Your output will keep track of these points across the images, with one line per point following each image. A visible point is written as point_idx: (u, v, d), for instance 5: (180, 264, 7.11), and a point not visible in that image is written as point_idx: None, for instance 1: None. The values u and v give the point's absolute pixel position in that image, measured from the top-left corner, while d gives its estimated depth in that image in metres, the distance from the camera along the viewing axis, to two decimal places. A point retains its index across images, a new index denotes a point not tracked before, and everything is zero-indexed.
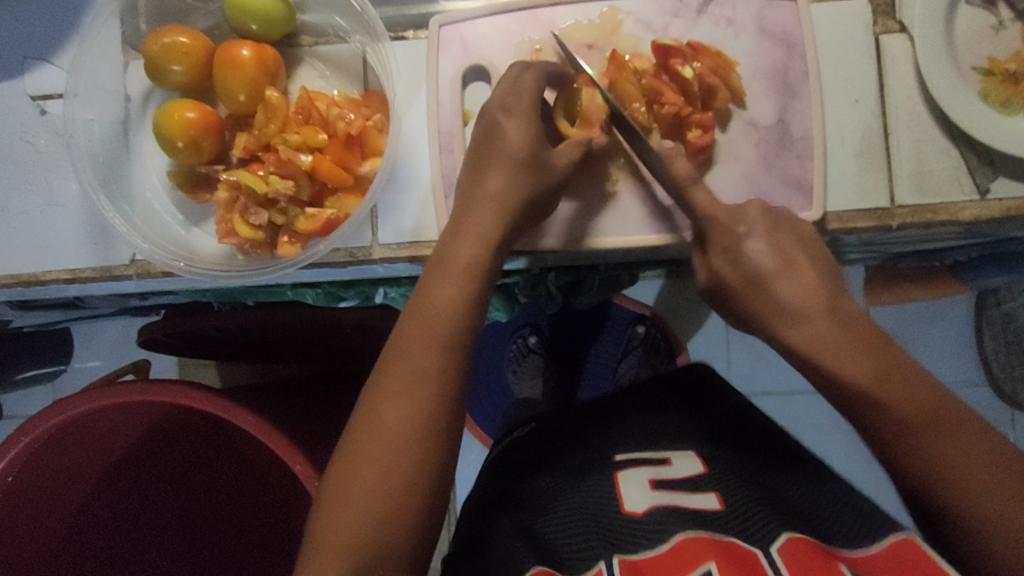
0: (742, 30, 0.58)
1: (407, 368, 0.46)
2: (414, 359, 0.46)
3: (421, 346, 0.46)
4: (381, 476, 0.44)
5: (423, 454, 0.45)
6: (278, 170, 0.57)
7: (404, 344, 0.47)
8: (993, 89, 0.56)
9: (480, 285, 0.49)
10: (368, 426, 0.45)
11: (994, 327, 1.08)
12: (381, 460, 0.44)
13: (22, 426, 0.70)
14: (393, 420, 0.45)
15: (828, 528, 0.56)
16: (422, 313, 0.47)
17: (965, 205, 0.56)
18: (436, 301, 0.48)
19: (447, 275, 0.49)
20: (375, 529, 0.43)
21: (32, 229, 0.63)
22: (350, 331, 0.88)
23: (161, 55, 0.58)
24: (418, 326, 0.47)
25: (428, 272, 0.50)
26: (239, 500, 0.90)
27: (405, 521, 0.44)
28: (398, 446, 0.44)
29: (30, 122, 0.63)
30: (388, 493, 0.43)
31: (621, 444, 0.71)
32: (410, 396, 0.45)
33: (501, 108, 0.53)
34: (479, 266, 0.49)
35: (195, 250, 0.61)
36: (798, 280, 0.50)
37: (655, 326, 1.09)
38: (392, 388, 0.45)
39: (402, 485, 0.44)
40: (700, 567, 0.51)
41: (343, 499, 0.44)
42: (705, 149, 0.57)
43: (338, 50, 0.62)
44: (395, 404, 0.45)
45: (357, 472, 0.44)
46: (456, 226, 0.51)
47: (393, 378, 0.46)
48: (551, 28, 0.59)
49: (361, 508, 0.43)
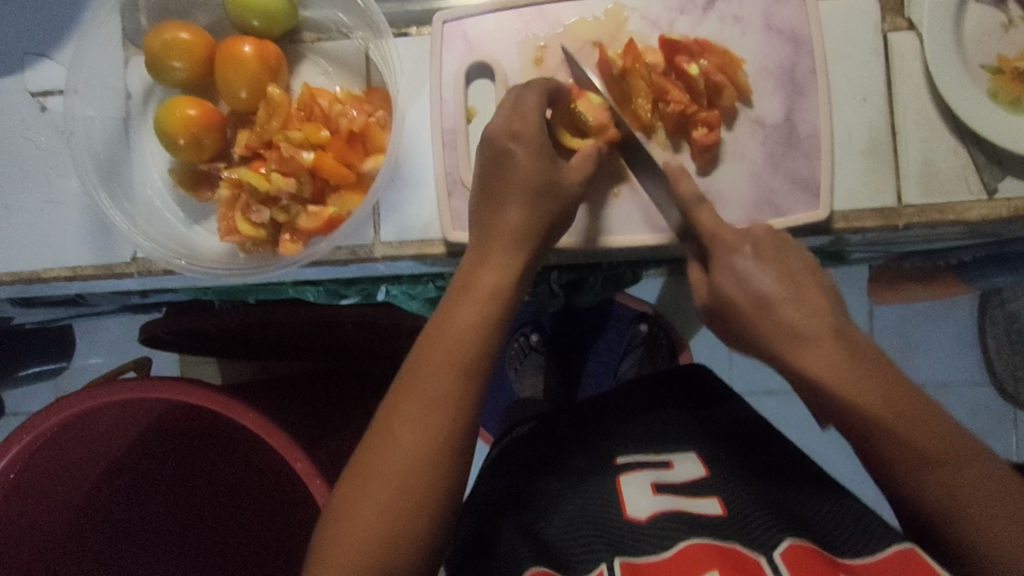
0: (749, 27, 0.58)
1: (426, 393, 0.45)
2: (431, 385, 0.45)
3: (442, 373, 0.45)
4: (395, 501, 0.43)
5: (436, 479, 0.44)
6: (280, 167, 0.56)
7: (424, 369, 0.45)
8: (1002, 87, 0.55)
9: (504, 314, 0.47)
10: (382, 452, 0.44)
11: (997, 326, 1.07)
12: (394, 485, 0.43)
13: (23, 424, 0.70)
14: (408, 445, 0.44)
15: (836, 538, 0.55)
16: (444, 337, 0.46)
17: (972, 205, 0.56)
18: (458, 326, 0.46)
19: (470, 300, 0.47)
20: (385, 553, 0.42)
21: (32, 225, 0.63)
22: (351, 327, 0.86)
23: (162, 51, 0.57)
24: (438, 351, 0.46)
25: (451, 296, 0.48)
26: (237, 501, 0.90)
27: (415, 545, 0.43)
28: (413, 472, 0.44)
29: (30, 118, 0.63)
30: (399, 518, 0.43)
31: (625, 446, 0.70)
32: (426, 422, 0.44)
33: (511, 135, 0.50)
34: (503, 297, 0.47)
35: (197, 248, 0.61)
36: (806, 302, 0.47)
37: (656, 325, 1.08)
38: (411, 413, 0.44)
39: (414, 510, 0.43)
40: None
41: (354, 521, 0.43)
42: (711, 148, 0.56)
43: (340, 46, 0.61)
44: (411, 430, 0.44)
45: (370, 496, 0.43)
46: (482, 252, 0.49)
47: (410, 403, 0.45)
48: (555, 26, 0.59)
49: (372, 530, 0.43)
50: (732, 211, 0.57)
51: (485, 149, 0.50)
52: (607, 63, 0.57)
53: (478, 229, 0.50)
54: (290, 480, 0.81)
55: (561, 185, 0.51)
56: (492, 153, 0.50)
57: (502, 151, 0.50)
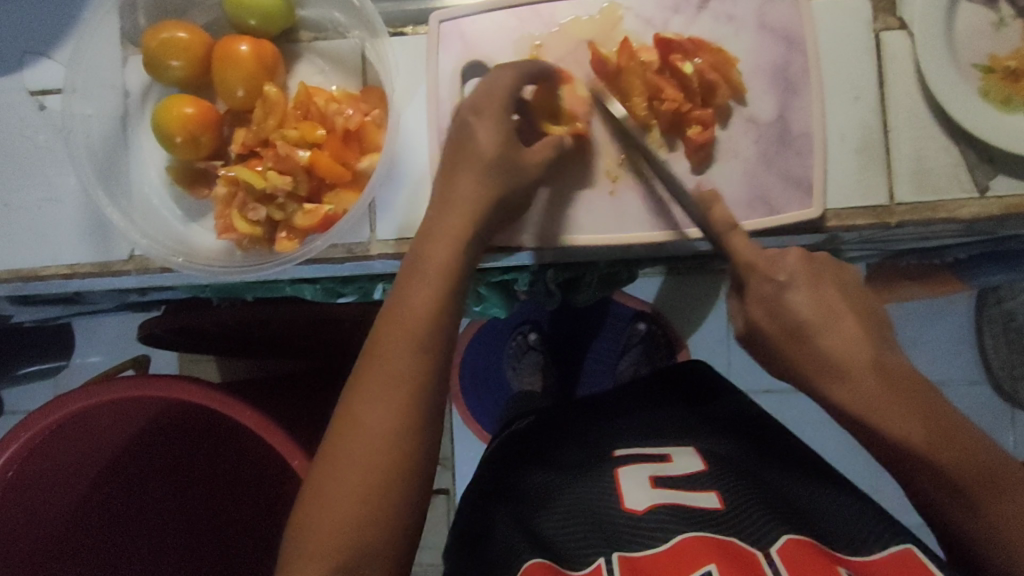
0: (742, 26, 0.58)
1: (386, 370, 0.45)
2: (391, 362, 0.45)
3: (400, 349, 0.45)
4: (363, 482, 0.43)
5: (403, 457, 0.44)
6: (277, 165, 0.56)
7: (382, 348, 0.46)
8: (993, 86, 0.55)
9: (456, 286, 0.48)
10: (348, 432, 0.44)
11: (994, 324, 1.07)
12: (360, 464, 0.44)
13: (22, 421, 0.70)
14: (371, 423, 0.44)
15: (827, 533, 0.56)
16: (399, 316, 0.46)
17: (964, 203, 0.56)
18: (412, 302, 0.46)
19: (421, 278, 0.47)
20: (355, 535, 0.43)
21: (31, 223, 0.63)
22: (350, 326, 0.89)
23: (160, 50, 0.58)
24: (394, 329, 0.46)
25: (404, 276, 0.48)
26: (233, 494, 0.91)
27: (386, 523, 0.43)
28: (378, 451, 0.44)
29: (29, 117, 0.63)
30: (367, 498, 0.43)
31: (620, 440, 0.71)
32: (388, 399, 0.44)
33: (472, 111, 0.51)
34: (455, 272, 0.48)
35: (194, 246, 0.61)
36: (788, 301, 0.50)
37: (655, 322, 1.09)
38: (372, 391, 0.45)
39: (382, 489, 0.43)
40: (701, 568, 0.51)
41: (326, 505, 0.43)
42: (706, 146, 0.57)
43: (337, 45, 0.61)
44: (372, 410, 0.44)
45: (339, 479, 0.44)
46: (431, 227, 0.50)
47: (370, 383, 0.45)
48: (551, 25, 0.59)
49: (342, 511, 0.43)
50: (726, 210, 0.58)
51: (479, 146, 0.51)
52: (601, 61, 0.58)
53: (433, 209, 0.51)
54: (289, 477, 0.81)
55: (538, 172, 0.52)
56: (486, 151, 0.50)
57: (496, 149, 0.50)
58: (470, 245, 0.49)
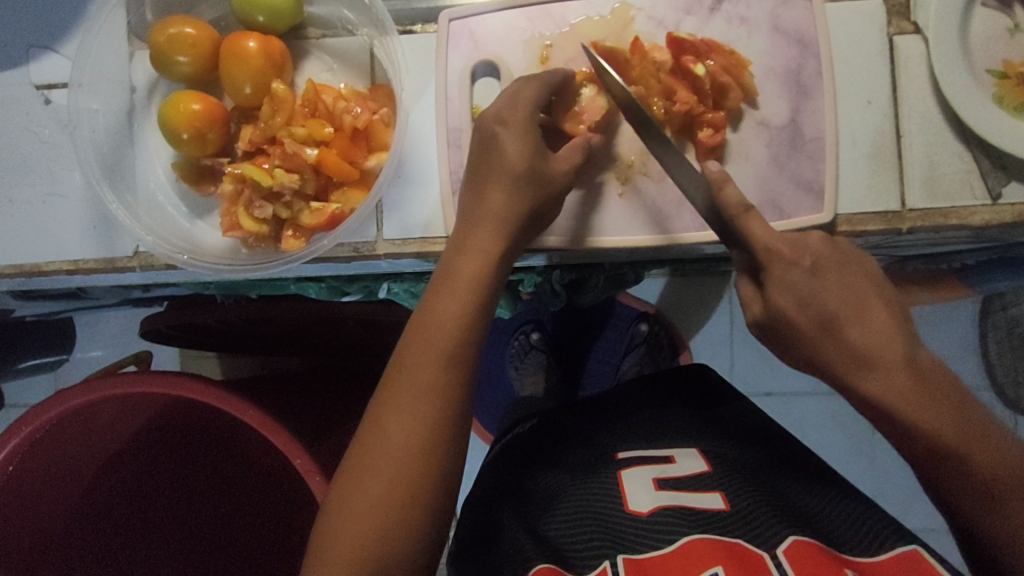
0: (755, 28, 0.58)
1: (413, 382, 0.45)
2: (419, 374, 0.45)
3: (426, 360, 0.45)
4: (387, 494, 0.43)
5: (429, 469, 0.44)
6: (284, 163, 0.56)
7: (411, 358, 0.45)
8: (1007, 92, 0.55)
9: (484, 301, 0.47)
10: (374, 443, 0.44)
11: (999, 330, 1.07)
12: (387, 477, 0.43)
13: (22, 416, 0.70)
14: (398, 437, 0.44)
15: (843, 538, 0.55)
16: (427, 325, 0.46)
17: (976, 210, 0.56)
18: (439, 315, 0.46)
19: (450, 288, 0.47)
20: (380, 547, 0.42)
21: (35, 218, 0.63)
22: (353, 325, 0.87)
23: (166, 45, 0.57)
24: (421, 339, 0.46)
25: (434, 285, 0.48)
26: (236, 493, 0.90)
27: (410, 536, 0.43)
28: (404, 464, 0.43)
29: (34, 111, 0.63)
30: (392, 510, 0.43)
31: (626, 442, 0.70)
32: (415, 411, 0.44)
33: (499, 120, 0.50)
34: (485, 284, 0.48)
35: (200, 243, 0.61)
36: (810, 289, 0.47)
37: (658, 324, 1.08)
38: (400, 402, 0.44)
39: (406, 503, 0.43)
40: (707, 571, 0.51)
41: (350, 517, 0.43)
42: (717, 149, 0.56)
43: (346, 43, 0.61)
44: (398, 420, 0.44)
45: (362, 490, 0.43)
46: (462, 237, 0.49)
47: (397, 394, 0.45)
48: (562, 25, 0.59)
49: (367, 523, 0.43)
50: None
51: (486, 146, 0.50)
52: (613, 56, 0.57)
53: (463, 219, 0.50)
54: (291, 475, 0.81)
55: (546, 177, 0.51)
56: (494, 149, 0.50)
57: (505, 143, 0.50)
58: (477, 248, 0.48)
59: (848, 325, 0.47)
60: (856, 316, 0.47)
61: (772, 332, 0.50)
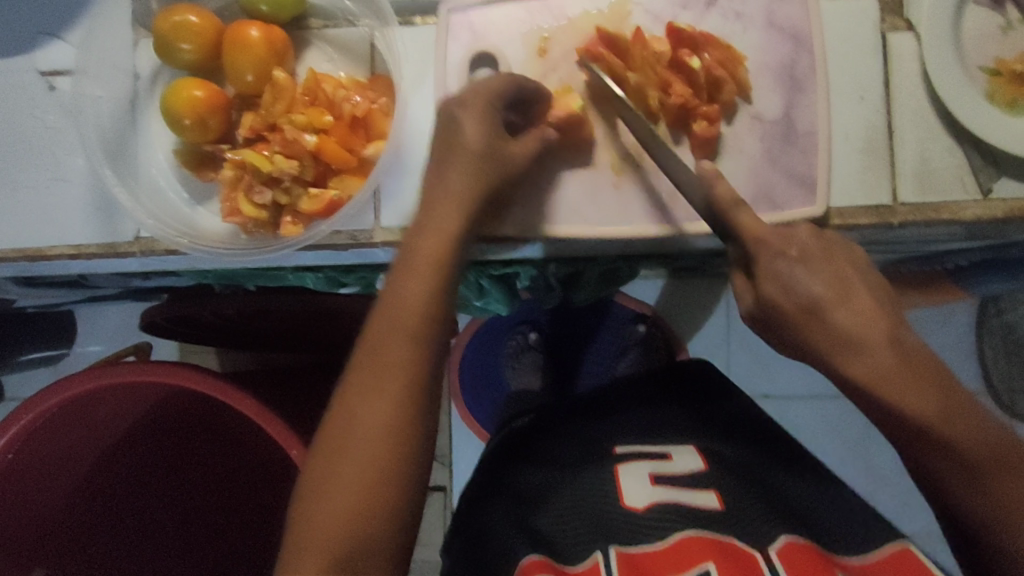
0: (750, 23, 0.58)
1: (380, 362, 0.45)
2: (388, 354, 0.45)
3: (396, 340, 0.46)
4: (360, 473, 0.43)
5: (400, 448, 0.44)
6: (284, 150, 0.57)
7: (379, 336, 0.46)
8: (998, 89, 0.56)
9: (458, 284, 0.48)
10: (343, 426, 0.45)
11: (994, 336, 1.07)
12: (359, 458, 0.44)
13: (23, 403, 0.70)
14: (366, 419, 0.44)
15: (830, 533, 0.57)
16: (393, 309, 0.46)
17: (967, 205, 0.56)
18: (408, 297, 0.46)
19: (414, 269, 0.47)
20: (353, 526, 0.43)
21: (38, 203, 0.63)
22: (348, 320, 0.86)
23: (170, 33, 0.58)
24: (387, 320, 0.46)
25: (397, 270, 0.48)
26: (231, 488, 0.90)
27: (387, 514, 0.43)
28: (375, 445, 0.44)
29: (38, 97, 0.64)
30: (365, 490, 0.43)
31: (621, 437, 0.71)
32: (380, 392, 0.44)
33: (459, 104, 0.51)
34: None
35: (200, 228, 0.61)
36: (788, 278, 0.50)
37: (654, 325, 1.09)
38: (367, 383, 0.45)
39: (379, 481, 0.43)
40: (698, 567, 0.52)
41: (323, 498, 0.43)
42: (711, 141, 0.57)
43: (346, 33, 0.62)
44: (365, 400, 0.45)
45: (337, 470, 0.44)
46: (425, 221, 0.50)
47: (364, 376, 0.45)
48: (560, 17, 0.60)
49: (339, 507, 0.43)
50: None
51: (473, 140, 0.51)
52: (613, 40, 0.57)
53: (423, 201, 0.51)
54: (288, 468, 0.81)
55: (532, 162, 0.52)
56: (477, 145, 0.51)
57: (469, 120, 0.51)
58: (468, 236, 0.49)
59: (831, 309, 0.47)
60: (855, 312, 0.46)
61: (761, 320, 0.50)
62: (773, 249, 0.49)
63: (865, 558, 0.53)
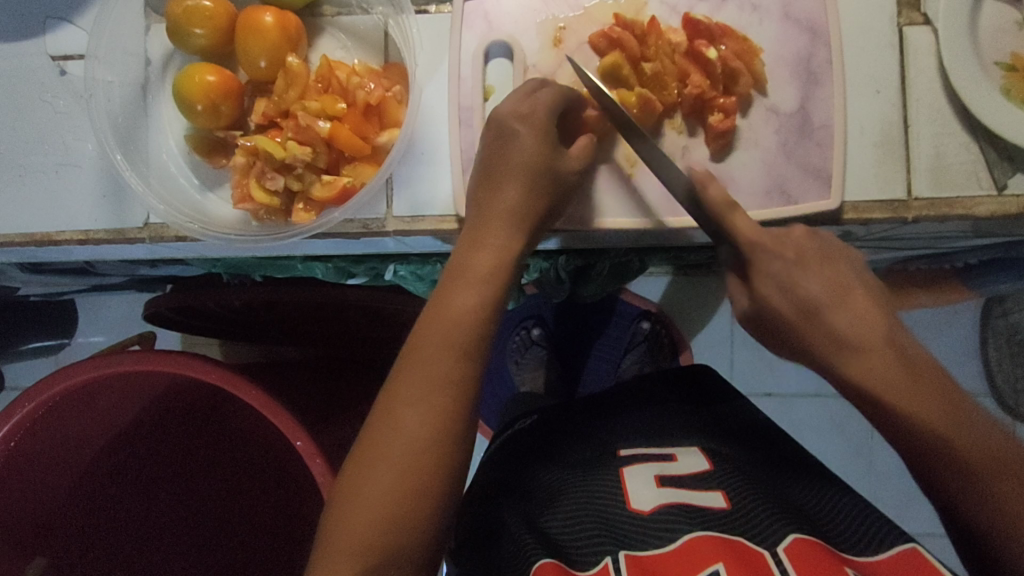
0: (767, 15, 0.58)
1: (429, 370, 0.45)
2: (435, 364, 0.45)
3: (445, 350, 0.45)
4: (399, 476, 0.43)
5: (438, 463, 0.44)
6: (297, 136, 0.57)
7: (422, 350, 0.46)
8: (1014, 84, 0.55)
9: (478, 288, 0.48)
10: (386, 430, 0.44)
11: (999, 337, 1.06)
12: (400, 464, 0.44)
13: (27, 392, 0.69)
14: (413, 427, 0.44)
15: (841, 536, 0.56)
16: (444, 318, 0.47)
17: (982, 200, 0.56)
18: (458, 308, 0.47)
19: (456, 285, 0.48)
20: (391, 531, 0.43)
21: (48, 188, 0.63)
22: (355, 313, 0.86)
23: (183, 17, 0.58)
24: (439, 329, 0.46)
25: (450, 278, 0.49)
26: (233, 478, 0.90)
27: (424, 524, 0.44)
28: (416, 450, 0.44)
29: (49, 81, 0.63)
30: (400, 501, 0.43)
31: (626, 438, 0.71)
32: (429, 400, 0.45)
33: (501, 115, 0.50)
34: (503, 272, 0.49)
35: (211, 216, 0.61)
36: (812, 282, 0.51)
37: (660, 323, 1.08)
38: (414, 391, 0.45)
39: (417, 493, 0.43)
40: (708, 567, 0.51)
41: (360, 500, 0.43)
42: (727, 133, 0.57)
43: (360, 21, 0.62)
44: (416, 411, 0.44)
45: (373, 476, 0.44)
46: (476, 233, 0.50)
47: (411, 384, 0.45)
48: (575, 7, 0.59)
49: (376, 512, 0.43)
50: (744, 198, 0.58)
51: None
52: (629, 25, 0.57)
53: (474, 210, 0.52)
54: (293, 461, 0.81)
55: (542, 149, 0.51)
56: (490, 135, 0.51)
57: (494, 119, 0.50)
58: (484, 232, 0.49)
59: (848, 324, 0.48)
60: (862, 319, 0.47)
61: (775, 313, 0.50)
62: (776, 258, 0.50)
63: (873, 557, 0.53)
